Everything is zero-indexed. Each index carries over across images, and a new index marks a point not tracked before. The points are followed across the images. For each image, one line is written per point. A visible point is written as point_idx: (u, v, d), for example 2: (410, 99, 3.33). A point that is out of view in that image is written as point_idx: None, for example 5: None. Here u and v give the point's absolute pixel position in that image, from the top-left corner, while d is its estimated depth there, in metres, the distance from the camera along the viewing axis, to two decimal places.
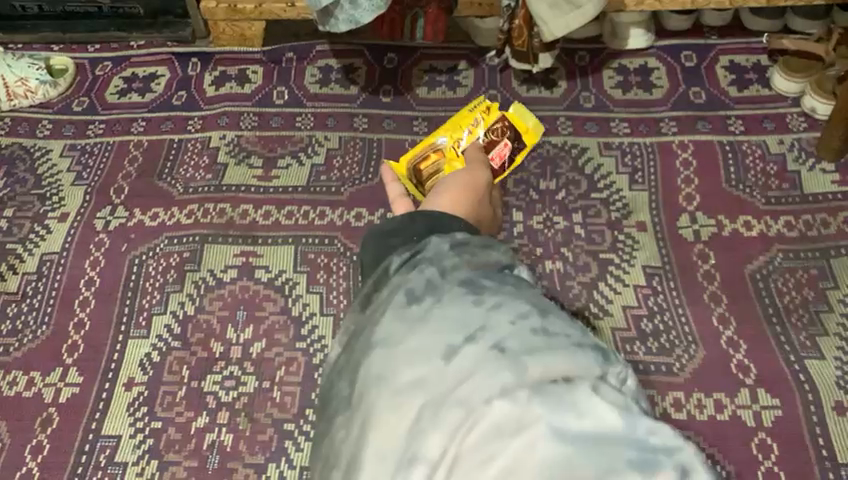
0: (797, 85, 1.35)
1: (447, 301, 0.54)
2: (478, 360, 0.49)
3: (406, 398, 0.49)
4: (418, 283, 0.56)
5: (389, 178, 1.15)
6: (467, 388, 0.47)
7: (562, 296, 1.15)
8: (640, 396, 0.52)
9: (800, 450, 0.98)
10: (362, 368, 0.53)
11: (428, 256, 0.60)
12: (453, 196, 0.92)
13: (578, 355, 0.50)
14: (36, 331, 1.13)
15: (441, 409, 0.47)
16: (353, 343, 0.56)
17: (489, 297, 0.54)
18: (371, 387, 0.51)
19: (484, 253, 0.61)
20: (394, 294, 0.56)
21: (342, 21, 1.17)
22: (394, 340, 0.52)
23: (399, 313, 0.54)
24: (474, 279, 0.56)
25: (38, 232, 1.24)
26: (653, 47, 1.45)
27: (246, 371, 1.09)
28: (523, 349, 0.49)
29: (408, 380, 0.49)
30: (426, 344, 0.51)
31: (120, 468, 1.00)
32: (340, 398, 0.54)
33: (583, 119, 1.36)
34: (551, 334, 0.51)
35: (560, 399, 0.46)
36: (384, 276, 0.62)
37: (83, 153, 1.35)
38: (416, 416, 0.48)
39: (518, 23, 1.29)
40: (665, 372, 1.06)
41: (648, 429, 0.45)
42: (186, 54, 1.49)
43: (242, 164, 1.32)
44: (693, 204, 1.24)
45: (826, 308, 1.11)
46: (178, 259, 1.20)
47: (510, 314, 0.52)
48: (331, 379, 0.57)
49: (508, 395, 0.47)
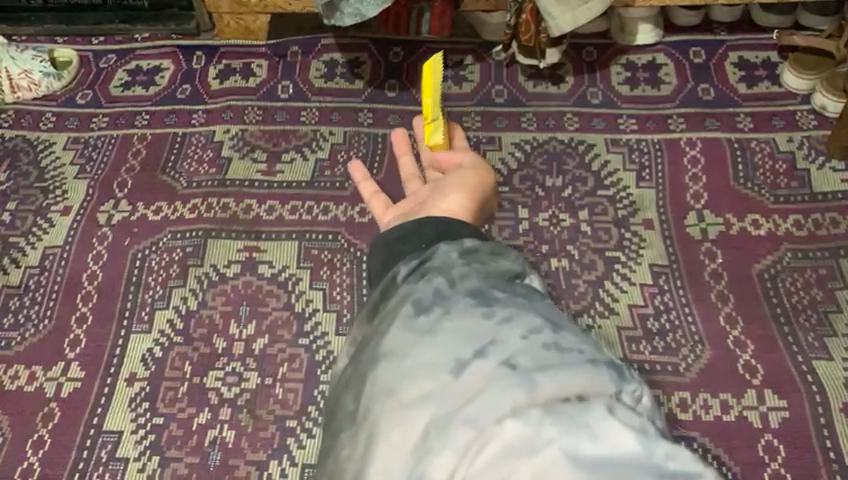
0: (808, 82, 1.34)
1: (455, 313, 0.50)
2: (488, 377, 0.46)
3: (412, 416, 0.46)
4: (425, 292, 0.53)
5: (361, 178, 0.96)
6: (476, 405, 0.45)
7: (567, 293, 1.14)
8: (655, 415, 0.50)
9: (807, 452, 0.97)
10: (367, 382, 0.50)
11: (437, 265, 0.57)
12: (460, 204, 0.80)
13: (593, 372, 0.47)
14: (38, 325, 1.13)
15: (448, 426, 0.45)
16: (359, 354, 0.53)
17: (500, 309, 0.51)
18: (377, 401, 0.48)
19: (495, 261, 0.59)
20: (401, 304, 0.53)
21: (347, 14, 1.16)
22: (401, 353, 0.49)
23: (407, 325, 0.51)
24: (484, 289, 0.53)
25: (41, 225, 1.24)
26: (661, 43, 1.44)
27: (248, 367, 1.08)
28: (535, 365, 0.46)
29: (414, 395, 0.47)
30: (435, 358, 0.48)
31: (121, 464, 1.00)
32: (345, 412, 0.51)
33: (590, 115, 1.35)
34: (564, 349, 0.48)
35: (574, 419, 0.44)
36: (391, 285, 0.59)
37: (86, 146, 1.34)
38: (422, 433, 0.45)
39: (525, 18, 1.27)
40: (670, 372, 1.05)
41: (666, 452, 0.43)
42: (190, 47, 1.48)
43: (246, 158, 1.32)
44: (701, 201, 1.23)
45: (835, 309, 1.10)
46: (181, 253, 1.19)
47: (522, 328, 0.49)
48: (335, 392, 0.55)
49: (519, 414, 0.44)
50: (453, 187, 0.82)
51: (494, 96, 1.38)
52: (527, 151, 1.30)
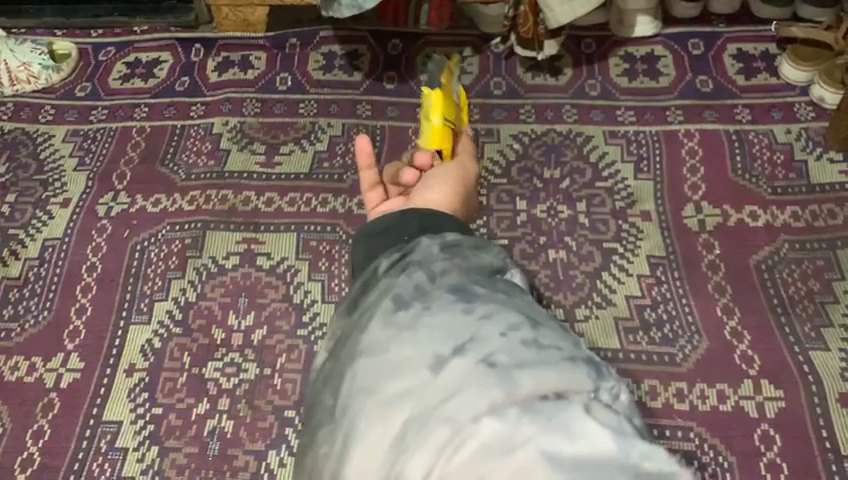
0: (806, 73, 1.34)
1: (435, 308, 0.47)
2: (466, 373, 0.43)
3: (394, 410, 0.43)
4: (406, 287, 0.50)
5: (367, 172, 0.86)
6: (455, 404, 0.42)
7: (563, 284, 1.14)
8: (635, 412, 0.46)
9: (803, 442, 0.97)
10: (345, 378, 0.47)
11: (418, 258, 0.54)
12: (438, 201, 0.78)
13: (570, 370, 0.44)
14: (38, 316, 1.13)
15: (427, 426, 0.42)
16: (339, 350, 0.50)
17: (480, 306, 0.48)
18: (355, 399, 0.45)
19: (476, 255, 0.55)
20: (381, 299, 0.50)
21: (345, 7, 1.16)
22: (380, 349, 0.46)
23: (387, 321, 0.48)
24: (465, 285, 0.50)
25: (40, 217, 1.24)
26: (660, 35, 1.44)
27: (247, 358, 1.08)
28: (515, 362, 0.43)
29: (393, 392, 0.44)
30: (414, 354, 0.45)
31: (120, 454, 1.00)
32: (321, 408, 0.48)
33: (589, 107, 1.35)
34: (543, 346, 0.45)
35: (553, 419, 0.41)
36: (372, 278, 0.56)
37: (85, 139, 1.34)
38: (400, 431, 0.43)
39: (523, 10, 1.28)
40: (667, 362, 1.05)
41: (642, 453, 0.40)
42: (189, 40, 1.48)
43: (245, 150, 1.32)
44: (698, 193, 1.23)
45: (832, 299, 1.10)
46: (180, 245, 1.20)
47: (502, 324, 0.46)
48: (314, 387, 0.51)
49: (497, 412, 0.41)
50: (443, 176, 0.83)
51: (493, 88, 1.38)
52: (525, 144, 1.31)
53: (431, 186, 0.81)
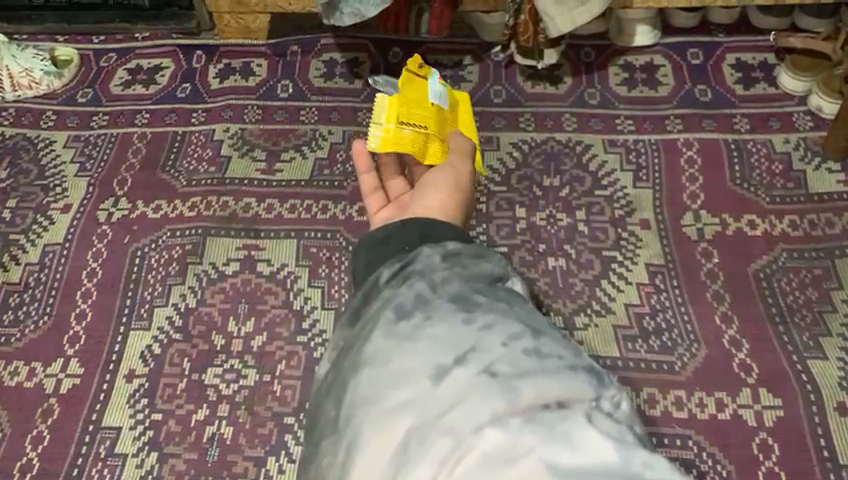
0: (804, 83, 1.34)
1: (436, 318, 0.48)
2: (467, 384, 0.43)
3: (396, 420, 0.43)
4: (407, 297, 0.50)
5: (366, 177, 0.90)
6: (456, 414, 0.42)
7: (562, 292, 1.15)
8: (635, 420, 0.47)
9: (801, 450, 0.98)
10: (348, 389, 0.47)
11: (419, 268, 0.54)
12: (437, 207, 0.78)
13: (571, 379, 0.44)
14: (38, 321, 1.13)
15: (429, 437, 0.42)
16: (341, 360, 0.50)
17: (481, 315, 0.48)
18: (358, 409, 0.45)
19: (476, 265, 0.56)
20: (383, 309, 0.50)
21: (346, 15, 1.17)
22: (381, 360, 0.46)
23: (389, 331, 0.48)
24: (465, 294, 0.50)
25: (41, 223, 1.24)
26: (659, 44, 1.45)
27: (247, 364, 1.09)
28: (516, 372, 0.44)
29: (395, 402, 0.44)
30: (416, 364, 0.45)
31: (120, 459, 1.00)
32: (324, 418, 0.48)
33: (588, 116, 1.36)
34: (543, 356, 0.46)
35: (554, 430, 0.41)
36: (374, 288, 0.56)
37: (86, 144, 1.35)
38: (402, 442, 0.43)
39: (523, 19, 1.28)
40: (666, 370, 1.06)
41: (643, 461, 0.40)
42: (190, 47, 1.49)
43: (246, 157, 1.32)
44: (697, 202, 1.23)
45: (830, 308, 1.11)
46: (181, 251, 1.20)
47: (503, 334, 0.46)
48: (316, 396, 0.51)
49: (499, 422, 0.42)
50: (443, 180, 0.83)
51: (494, 96, 1.39)
52: (524, 151, 1.31)
53: (431, 191, 0.81)
